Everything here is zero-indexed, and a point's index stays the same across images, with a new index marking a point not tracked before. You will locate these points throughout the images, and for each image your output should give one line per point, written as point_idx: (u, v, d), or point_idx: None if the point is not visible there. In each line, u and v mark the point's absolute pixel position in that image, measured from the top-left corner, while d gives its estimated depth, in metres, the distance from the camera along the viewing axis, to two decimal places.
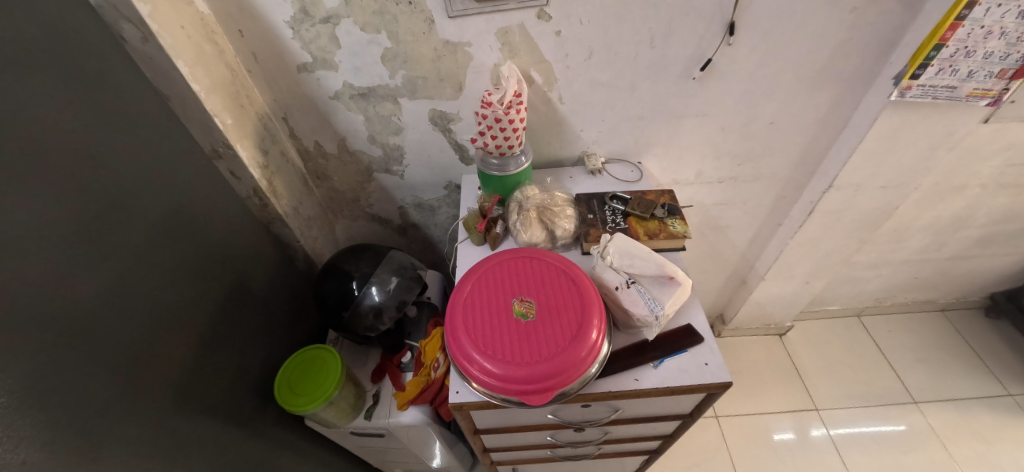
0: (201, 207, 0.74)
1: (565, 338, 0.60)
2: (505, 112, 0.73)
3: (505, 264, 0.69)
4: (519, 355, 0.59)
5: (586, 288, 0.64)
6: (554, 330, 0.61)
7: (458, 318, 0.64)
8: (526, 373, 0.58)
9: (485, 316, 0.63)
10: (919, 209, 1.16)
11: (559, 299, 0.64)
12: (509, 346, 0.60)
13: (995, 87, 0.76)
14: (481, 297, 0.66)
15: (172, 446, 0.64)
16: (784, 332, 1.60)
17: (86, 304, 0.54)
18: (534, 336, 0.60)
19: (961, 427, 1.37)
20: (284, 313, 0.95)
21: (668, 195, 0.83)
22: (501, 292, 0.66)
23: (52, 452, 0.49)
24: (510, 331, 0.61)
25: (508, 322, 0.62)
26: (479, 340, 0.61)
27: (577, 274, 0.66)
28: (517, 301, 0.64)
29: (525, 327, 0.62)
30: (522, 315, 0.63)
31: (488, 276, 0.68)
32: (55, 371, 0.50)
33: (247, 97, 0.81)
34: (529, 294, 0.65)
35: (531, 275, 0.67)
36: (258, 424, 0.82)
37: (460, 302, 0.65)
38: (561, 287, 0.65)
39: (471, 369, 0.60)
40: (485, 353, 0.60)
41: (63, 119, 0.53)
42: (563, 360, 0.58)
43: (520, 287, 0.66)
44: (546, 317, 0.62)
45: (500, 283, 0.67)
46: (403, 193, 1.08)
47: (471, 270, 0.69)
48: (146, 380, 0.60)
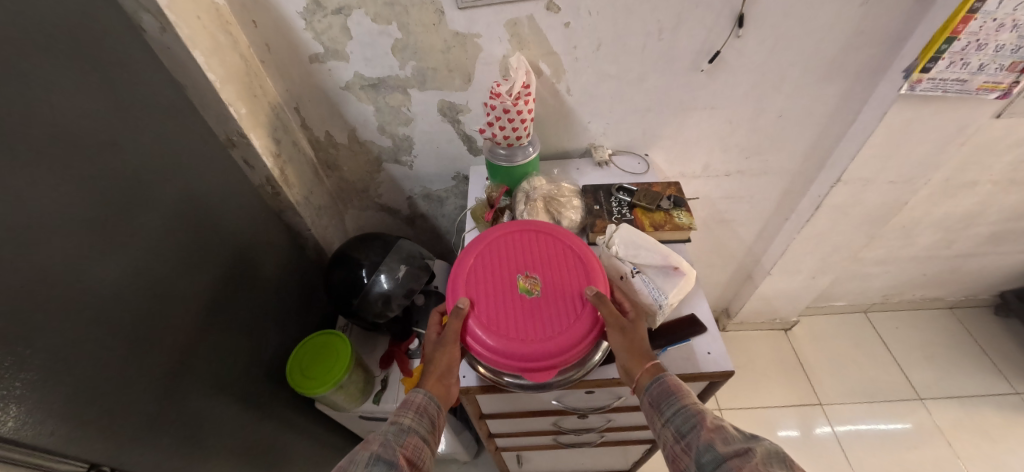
0: (216, 195, 0.76)
1: (570, 316, 0.61)
2: (513, 103, 0.73)
3: (510, 238, 0.69)
4: (523, 332, 0.60)
5: (593, 267, 0.66)
6: (560, 308, 0.62)
7: (462, 292, 0.65)
8: (528, 350, 0.59)
9: (490, 292, 0.64)
10: (929, 206, 1.15)
11: (564, 277, 0.65)
12: (513, 322, 0.61)
13: (1006, 80, 0.76)
14: (485, 272, 0.66)
15: (188, 423, 0.66)
16: (790, 327, 1.60)
17: (110, 287, 0.56)
18: (538, 314, 0.62)
19: (967, 425, 1.36)
20: (296, 300, 0.97)
21: (674, 187, 0.84)
22: (506, 267, 0.67)
23: (78, 425, 0.51)
24: (515, 308, 0.62)
25: (513, 298, 0.63)
26: (483, 315, 0.62)
27: (583, 251, 0.67)
28: (521, 277, 0.65)
29: (530, 303, 0.63)
30: (527, 291, 0.64)
31: (492, 250, 0.68)
32: (82, 350, 0.52)
33: (260, 87, 0.82)
34: (534, 272, 0.66)
35: (536, 251, 0.68)
36: (270, 407, 0.85)
37: (462, 275, 0.66)
38: (567, 265, 0.66)
39: (472, 345, 0.61)
40: (489, 329, 0.61)
41: (85, 105, 0.55)
42: (567, 338, 0.60)
43: (525, 263, 0.67)
44: (552, 295, 0.63)
45: (504, 258, 0.68)
46: (412, 183, 1.09)
47: (475, 243, 0.69)
48: (166, 361, 0.63)
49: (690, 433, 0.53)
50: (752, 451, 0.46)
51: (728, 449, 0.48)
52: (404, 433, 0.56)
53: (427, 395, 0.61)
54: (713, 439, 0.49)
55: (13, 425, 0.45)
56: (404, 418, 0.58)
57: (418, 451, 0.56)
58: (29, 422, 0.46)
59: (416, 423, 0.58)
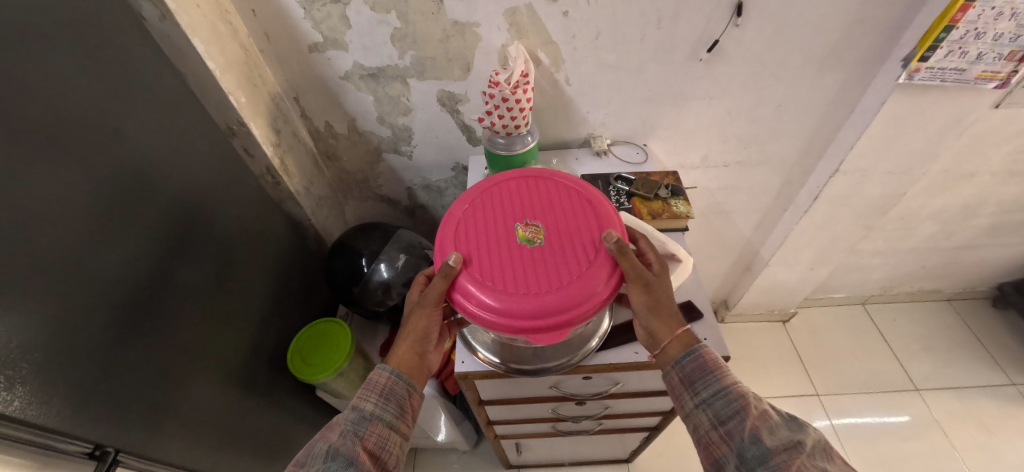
0: (217, 184, 0.76)
1: (581, 264, 0.57)
2: (512, 92, 0.74)
3: (506, 192, 0.65)
4: (528, 285, 0.55)
5: (602, 211, 0.62)
6: (568, 256, 0.57)
7: (454, 246, 0.60)
8: (536, 304, 0.54)
9: (490, 246, 0.59)
10: (927, 197, 1.15)
11: (570, 224, 0.61)
12: (516, 275, 0.56)
13: (1004, 69, 0.76)
14: (482, 226, 0.61)
15: (190, 408, 0.67)
16: (788, 319, 1.60)
17: (114, 272, 0.57)
18: (544, 263, 0.57)
19: (964, 416, 1.37)
20: (297, 289, 0.98)
21: (672, 176, 0.84)
22: (502, 216, 0.62)
23: (84, 406, 0.52)
24: (518, 261, 0.57)
25: (513, 248, 0.59)
26: (480, 270, 0.57)
27: (589, 199, 0.63)
28: (521, 226, 0.61)
29: (532, 252, 0.58)
30: (528, 240, 0.59)
31: (486, 200, 0.64)
32: (87, 333, 0.53)
33: (260, 77, 0.82)
34: (535, 223, 0.61)
35: (537, 197, 0.64)
36: (271, 393, 0.86)
37: (451, 227, 0.61)
38: (570, 216, 0.62)
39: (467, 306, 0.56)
40: (488, 285, 0.56)
41: (88, 93, 0.55)
42: (580, 288, 0.55)
43: (524, 216, 0.62)
44: (557, 241, 0.59)
45: (502, 211, 0.63)
46: (411, 174, 1.10)
47: (467, 191, 0.66)
48: (168, 346, 0.64)
49: (731, 419, 0.52)
50: (801, 445, 0.47)
51: (776, 439, 0.49)
52: (367, 421, 0.54)
53: (395, 375, 0.59)
54: (760, 429, 0.49)
55: (20, 404, 0.45)
56: (367, 404, 0.55)
57: (381, 442, 0.54)
58: (36, 400, 0.47)
59: (380, 410, 0.55)
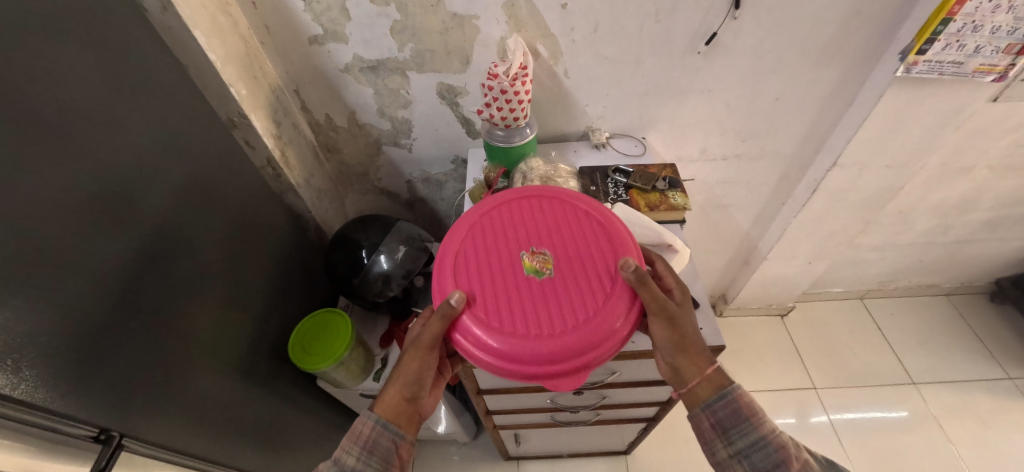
0: (219, 175, 0.77)
1: (595, 294, 0.58)
2: (510, 84, 0.74)
3: (509, 221, 0.66)
4: (544, 321, 0.57)
5: (607, 234, 0.64)
6: (580, 286, 0.59)
7: (462, 283, 0.61)
8: (555, 342, 0.55)
9: (502, 285, 0.60)
10: (925, 191, 1.16)
11: (577, 250, 0.63)
12: (530, 310, 0.58)
13: (1002, 62, 0.76)
14: (491, 262, 0.62)
15: (193, 397, 0.68)
16: (786, 313, 1.61)
17: (119, 260, 0.58)
18: (557, 295, 0.59)
19: (961, 410, 1.38)
20: (298, 281, 0.99)
21: (670, 169, 0.84)
22: (507, 246, 0.64)
23: (93, 392, 0.53)
24: (533, 299, 0.59)
25: (524, 281, 0.60)
26: (492, 306, 0.58)
27: (596, 222, 0.65)
28: (528, 255, 0.62)
29: (543, 284, 0.60)
30: (537, 271, 0.61)
31: (488, 228, 0.66)
32: (94, 319, 0.54)
33: (260, 69, 0.83)
34: (542, 251, 0.63)
35: (541, 227, 0.65)
36: (273, 384, 0.87)
37: (452, 262, 0.63)
38: (578, 243, 0.63)
39: (478, 347, 0.57)
40: (503, 323, 0.57)
41: (93, 83, 0.56)
42: (597, 321, 0.56)
43: (530, 244, 0.64)
44: (566, 270, 0.61)
45: (508, 242, 0.64)
46: (411, 167, 1.10)
47: (468, 226, 0.66)
48: (171, 334, 0.65)
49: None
50: None
51: None
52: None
53: (380, 423, 0.58)
54: None
55: (31, 390, 0.46)
56: (349, 455, 0.55)
57: None
58: (47, 387, 0.48)
59: (362, 462, 0.55)
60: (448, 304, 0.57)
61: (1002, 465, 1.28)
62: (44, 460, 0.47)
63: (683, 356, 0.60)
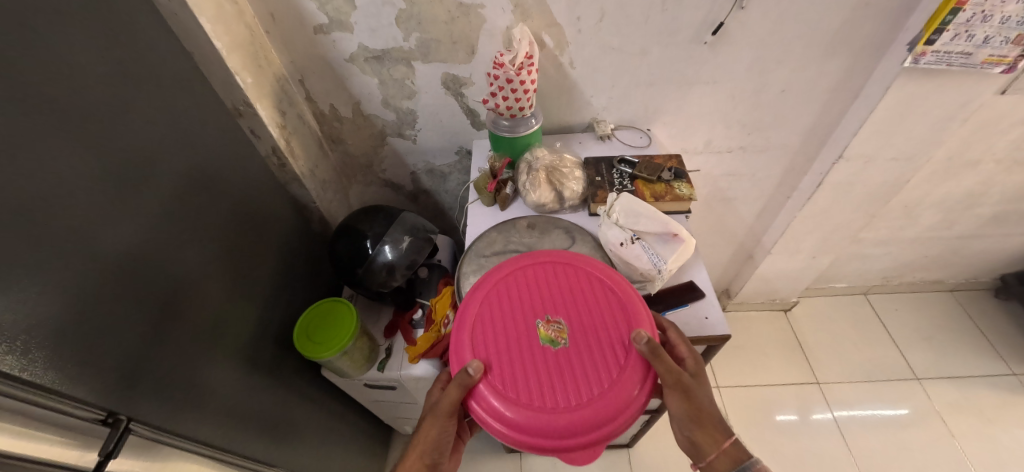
0: (225, 165, 0.77)
1: (612, 369, 0.57)
2: (516, 73, 0.74)
3: (524, 282, 0.65)
4: (560, 395, 0.56)
5: (623, 301, 0.62)
6: (597, 359, 0.58)
7: (477, 349, 0.60)
8: (572, 419, 0.54)
9: (516, 352, 0.59)
10: (930, 185, 1.15)
11: (592, 319, 0.61)
12: (545, 383, 0.56)
13: (1011, 53, 0.76)
14: (505, 327, 0.61)
15: (200, 384, 0.69)
16: (789, 308, 1.61)
17: (126, 246, 0.58)
18: (573, 368, 0.57)
19: (965, 406, 1.38)
20: (302, 272, 0.99)
21: (676, 160, 0.84)
22: (522, 311, 0.62)
23: (104, 375, 0.54)
24: (547, 370, 0.57)
25: (539, 352, 0.59)
26: (507, 376, 0.57)
27: (613, 286, 0.63)
28: (543, 323, 0.61)
29: (559, 355, 0.58)
30: (553, 341, 0.59)
31: (502, 291, 0.64)
32: (102, 303, 0.54)
33: (266, 58, 0.83)
34: (557, 318, 0.61)
35: (557, 290, 0.64)
36: (278, 373, 0.88)
37: (467, 327, 0.61)
38: (593, 309, 0.62)
39: (493, 419, 0.55)
40: (519, 394, 0.56)
41: (100, 69, 0.56)
42: (615, 397, 0.55)
43: (545, 310, 0.62)
44: (583, 341, 0.59)
45: (522, 305, 0.63)
46: (415, 158, 1.10)
47: (481, 286, 0.65)
48: (177, 320, 0.65)
49: None
50: None
51: None
52: None
53: None
54: None
55: (40, 373, 0.47)
56: None
57: None
58: (55, 372, 0.48)
59: None
60: (465, 373, 0.56)
61: (1005, 461, 1.27)
62: (72, 449, 0.46)
63: (694, 426, 0.59)
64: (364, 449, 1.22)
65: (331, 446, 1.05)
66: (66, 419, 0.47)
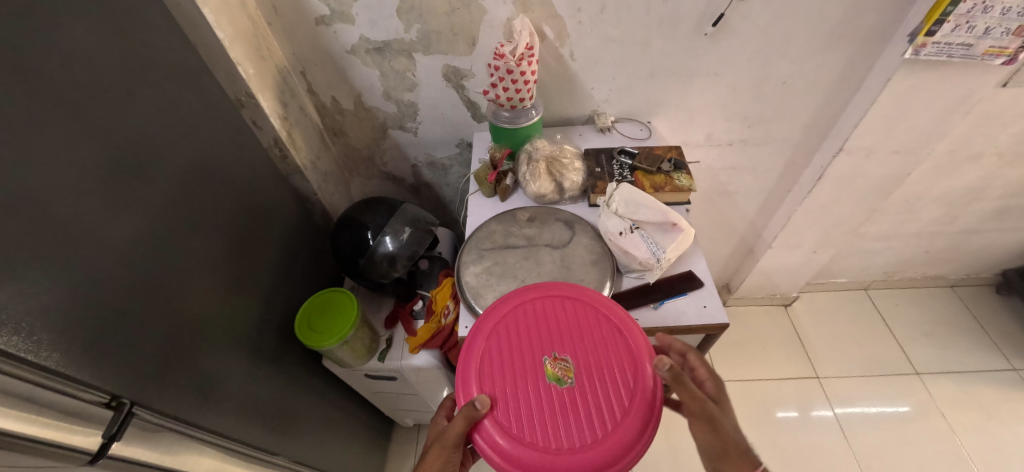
0: (228, 155, 0.77)
1: (615, 411, 0.57)
2: (517, 64, 0.74)
3: (533, 314, 0.64)
4: (563, 436, 0.56)
5: (630, 338, 0.62)
6: (601, 400, 0.58)
7: (483, 384, 0.60)
8: (574, 461, 0.54)
9: (521, 389, 0.59)
10: (932, 179, 1.15)
11: (598, 357, 0.61)
12: (549, 423, 0.57)
13: (1012, 44, 0.75)
14: (512, 362, 0.61)
15: (203, 372, 0.69)
16: (790, 303, 1.61)
17: (131, 233, 0.59)
18: (577, 409, 0.57)
19: (966, 402, 1.38)
20: (304, 263, 0.99)
21: (675, 151, 0.84)
22: (529, 348, 0.62)
23: (112, 360, 0.54)
24: (551, 408, 0.58)
25: (544, 390, 0.59)
26: (512, 413, 0.58)
27: (620, 324, 0.63)
28: (549, 361, 0.61)
29: (564, 395, 0.59)
30: (558, 380, 0.59)
31: (509, 326, 0.64)
32: (109, 288, 0.55)
33: (268, 50, 0.83)
34: (564, 355, 0.61)
35: (564, 325, 0.64)
36: (279, 363, 0.88)
37: (474, 361, 0.62)
38: (600, 345, 0.62)
39: (496, 455, 0.56)
40: (523, 432, 0.56)
41: (105, 58, 0.56)
42: (618, 440, 0.55)
43: (552, 345, 0.62)
44: (588, 382, 0.59)
45: (529, 339, 0.63)
46: (416, 151, 1.10)
47: (490, 318, 0.64)
48: (181, 308, 0.66)
49: None
50: None
51: None
52: None
53: None
54: None
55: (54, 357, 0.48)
56: None
57: None
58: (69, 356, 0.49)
59: None
60: (471, 407, 0.57)
61: (1005, 457, 1.27)
62: (78, 429, 0.47)
63: (713, 461, 0.57)
64: (365, 440, 1.23)
65: (333, 436, 1.06)
66: (75, 400, 0.48)
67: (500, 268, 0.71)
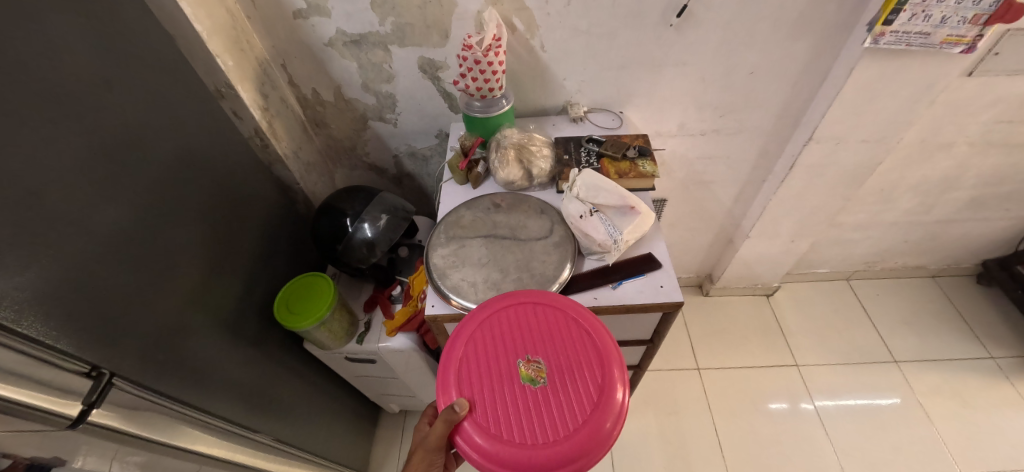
0: (209, 144, 0.81)
1: (585, 407, 0.60)
2: (484, 54, 0.77)
3: (506, 318, 0.66)
4: (538, 433, 0.59)
5: (598, 339, 0.64)
6: (572, 398, 0.61)
7: (461, 387, 0.63)
8: (548, 456, 0.57)
9: (497, 391, 0.62)
10: (904, 168, 1.17)
11: (569, 357, 0.64)
12: (524, 422, 0.60)
13: (969, 33, 0.77)
14: (488, 365, 0.64)
15: (185, 350, 0.72)
16: (772, 292, 1.64)
17: (113, 217, 0.62)
18: (549, 408, 0.60)
19: (943, 389, 1.39)
20: (286, 250, 1.03)
21: (642, 139, 0.87)
22: (504, 352, 0.65)
23: (94, 335, 0.58)
24: (525, 407, 0.60)
25: (519, 392, 0.62)
26: (490, 414, 0.60)
27: (589, 324, 0.65)
28: (523, 363, 0.64)
29: (537, 395, 0.61)
30: (532, 380, 0.62)
31: (485, 332, 0.66)
32: (90, 269, 0.58)
33: (247, 42, 0.86)
34: (536, 356, 0.64)
35: (536, 327, 0.66)
36: (261, 344, 0.92)
37: (453, 367, 0.64)
38: (570, 345, 0.65)
39: (474, 453, 0.59)
40: (500, 431, 0.59)
41: (83, 49, 0.59)
42: (588, 434, 0.58)
43: (525, 347, 0.65)
44: (559, 382, 0.62)
45: (503, 342, 0.65)
46: (397, 141, 1.13)
47: (466, 323, 0.66)
48: (162, 288, 0.69)
49: None
50: None
51: None
52: None
53: None
54: None
55: (39, 330, 0.51)
56: None
57: None
58: (56, 332, 0.53)
59: None
60: (451, 410, 0.60)
61: (981, 442, 1.29)
62: (58, 399, 0.48)
63: None
64: (350, 424, 1.27)
65: (316, 419, 1.09)
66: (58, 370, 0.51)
67: (466, 251, 0.75)
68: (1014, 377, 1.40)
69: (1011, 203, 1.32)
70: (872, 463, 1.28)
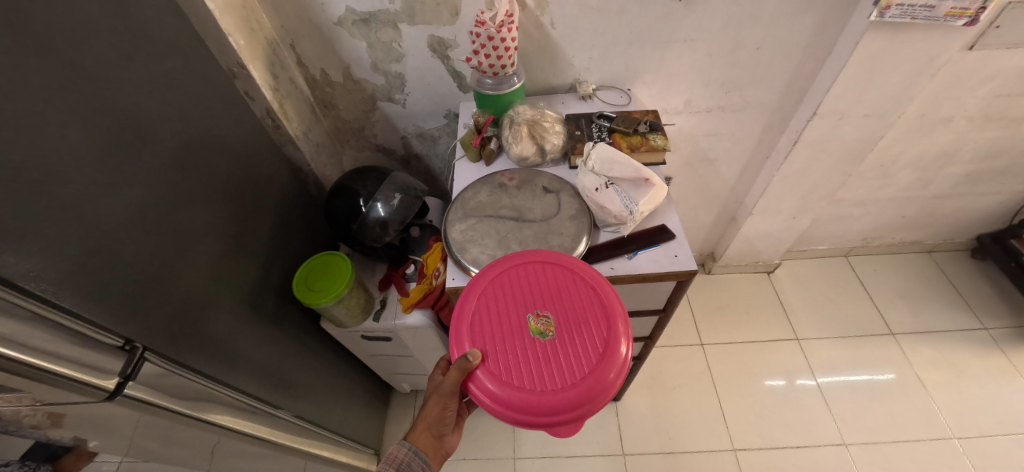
0: (223, 124, 0.80)
1: (591, 357, 0.61)
2: (497, 30, 0.77)
3: (515, 275, 0.68)
4: (547, 380, 0.61)
5: (603, 296, 0.65)
6: (579, 350, 0.62)
7: (474, 340, 0.64)
8: (557, 402, 0.59)
9: (508, 342, 0.63)
10: (904, 143, 1.19)
11: (575, 311, 0.65)
12: (534, 370, 0.61)
13: (973, 5, 0.78)
14: (498, 319, 0.65)
15: (210, 329, 0.73)
16: (772, 270, 1.68)
17: (139, 194, 0.63)
18: (557, 358, 0.62)
19: (938, 359, 1.44)
20: (299, 231, 1.04)
21: (652, 114, 0.89)
22: (514, 307, 0.66)
23: (128, 311, 0.59)
24: (534, 358, 0.62)
25: (528, 343, 0.63)
26: (502, 363, 0.62)
27: (595, 280, 0.67)
28: (532, 317, 0.65)
29: (546, 347, 0.63)
30: (541, 333, 0.64)
31: (497, 289, 0.67)
32: (122, 246, 0.59)
33: (257, 22, 0.86)
34: (545, 310, 0.66)
35: (545, 283, 0.67)
36: (278, 324, 0.93)
37: (465, 321, 0.65)
38: (578, 300, 0.66)
39: (487, 400, 0.61)
40: (512, 379, 0.61)
41: (101, 25, 0.59)
42: (595, 382, 0.60)
43: (534, 302, 0.66)
44: (567, 334, 0.64)
45: (512, 297, 0.67)
46: (405, 122, 1.14)
47: (476, 281, 0.68)
48: (187, 268, 0.70)
49: None
50: None
51: None
52: None
53: (411, 449, 0.67)
54: None
55: (80, 303, 0.53)
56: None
57: None
58: (95, 308, 0.54)
59: None
60: (464, 359, 0.61)
61: (969, 408, 1.34)
62: (92, 371, 0.49)
63: None
64: (364, 402, 1.29)
65: (332, 396, 1.12)
66: (99, 342, 0.52)
67: (483, 226, 0.77)
68: (1008, 348, 1.44)
69: (1007, 177, 1.36)
70: (870, 429, 1.33)
